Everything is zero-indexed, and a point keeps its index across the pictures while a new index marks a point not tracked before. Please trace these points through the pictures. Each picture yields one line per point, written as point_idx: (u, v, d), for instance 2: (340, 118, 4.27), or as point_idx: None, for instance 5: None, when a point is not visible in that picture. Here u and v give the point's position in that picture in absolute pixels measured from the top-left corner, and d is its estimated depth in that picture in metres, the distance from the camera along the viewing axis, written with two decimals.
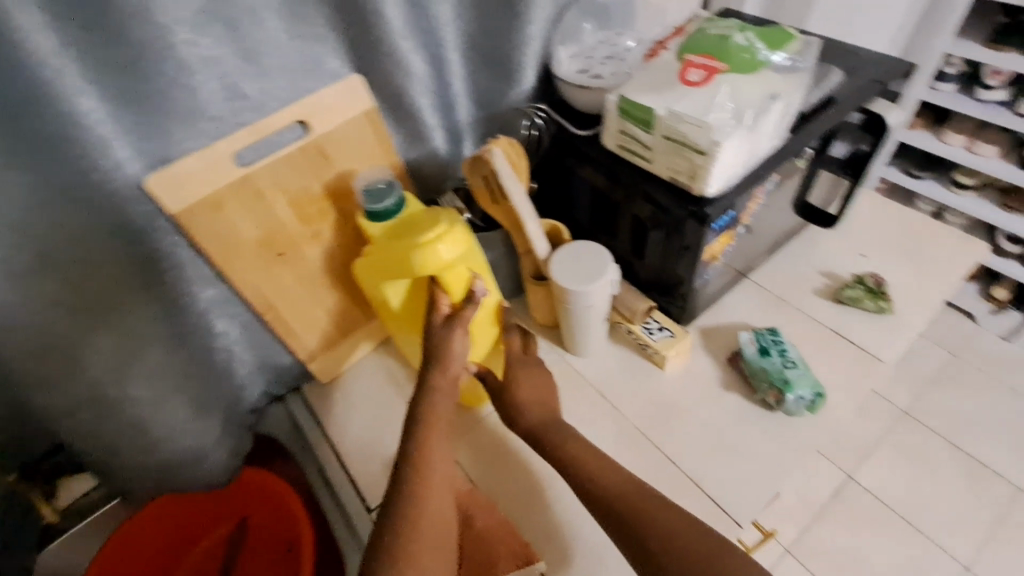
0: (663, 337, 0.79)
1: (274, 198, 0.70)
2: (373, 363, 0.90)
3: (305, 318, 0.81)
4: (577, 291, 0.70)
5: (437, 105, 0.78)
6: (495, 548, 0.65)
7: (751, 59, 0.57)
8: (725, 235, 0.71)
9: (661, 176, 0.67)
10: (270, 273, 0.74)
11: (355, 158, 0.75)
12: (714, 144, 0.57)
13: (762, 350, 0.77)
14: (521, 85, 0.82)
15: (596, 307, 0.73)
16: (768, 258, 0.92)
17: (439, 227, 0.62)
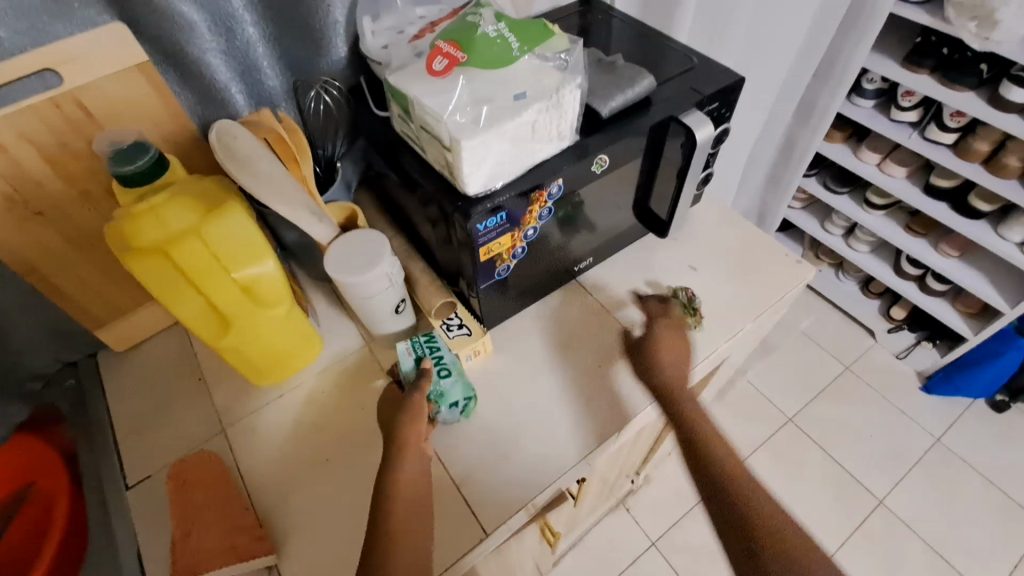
0: (460, 335, 0.78)
1: (21, 153, 0.64)
2: (175, 334, 0.86)
3: (82, 283, 0.76)
4: (347, 281, 0.66)
5: (230, 67, 0.73)
6: (219, 544, 0.64)
7: (494, 53, 0.55)
8: (510, 236, 0.67)
9: (436, 167, 0.64)
10: (28, 233, 0.69)
11: (128, 117, 0.69)
12: (455, 142, 0.54)
13: (419, 359, 0.71)
14: (328, 57, 0.78)
15: (378, 298, 0.71)
16: (601, 263, 0.90)
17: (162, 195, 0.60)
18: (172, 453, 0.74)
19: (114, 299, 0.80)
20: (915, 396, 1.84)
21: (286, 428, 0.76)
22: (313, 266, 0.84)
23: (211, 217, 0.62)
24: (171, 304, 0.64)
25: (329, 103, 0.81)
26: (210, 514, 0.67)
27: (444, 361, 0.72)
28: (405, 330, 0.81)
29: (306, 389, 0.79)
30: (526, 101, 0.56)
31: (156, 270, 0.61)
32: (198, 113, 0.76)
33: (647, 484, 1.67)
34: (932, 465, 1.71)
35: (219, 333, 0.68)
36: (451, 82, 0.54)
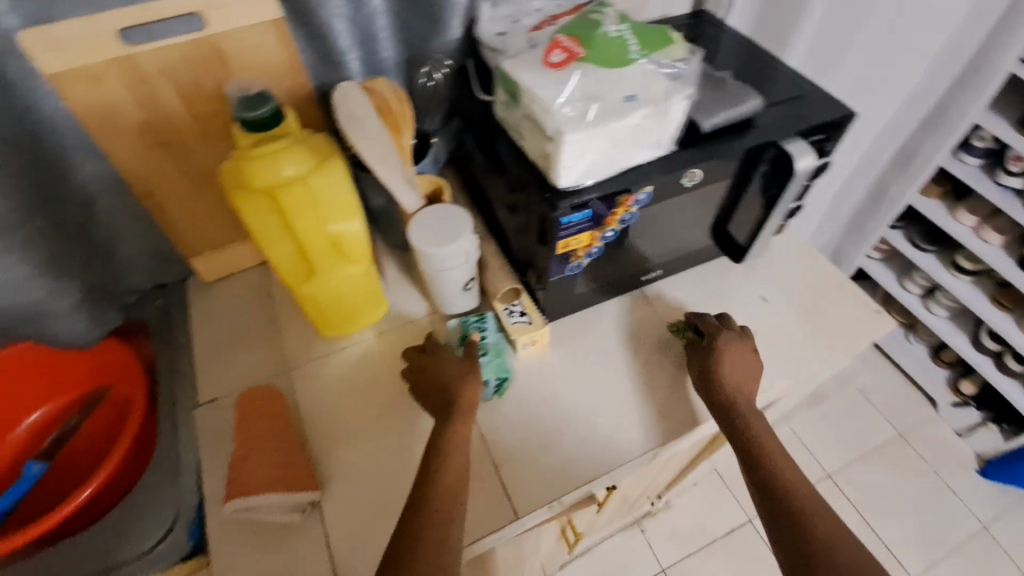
0: (518, 323, 0.79)
1: (160, 85, 0.71)
2: (256, 275, 0.92)
3: (188, 213, 0.83)
4: (428, 251, 0.69)
5: (353, 34, 0.77)
6: (265, 473, 0.67)
7: (613, 53, 0.57)
8: (589, 235, 0.68)
9: (531, 155, 0.65)
10: (152, 159, 0.76)
11: (255, 67, 0.75)
12: (558, 133, 0.55)
13: (464, 333, 0.78)
14: (442, 37, 0.82)
15: (451, 272, 0.73)
16: (668, 277, 0.90)
17: (280, 142, 0.65)
18: (239, 382, 0.80)
19: (210, 231, 0.86)
20: (971, 479, 1.72)
21: (345, 379, 0.79)
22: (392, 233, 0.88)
23: (318, 169, 0.66)
24: (267, 244, 0.69)
25: (438, 80, 0.84)
26: (261, 450, 0.69)
27: (486, 341, 0.77)
28: (466, 308, 0.83)
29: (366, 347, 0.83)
30: (636, 103, 0.57)
31: (260, 207, 0.66)
32: (315, 74, 0.80)
33: (666, 509, 1.64)
34: (977, 554, 1.60)
35: (303, 277, 0.72)
36: (565, 75, 0.56)
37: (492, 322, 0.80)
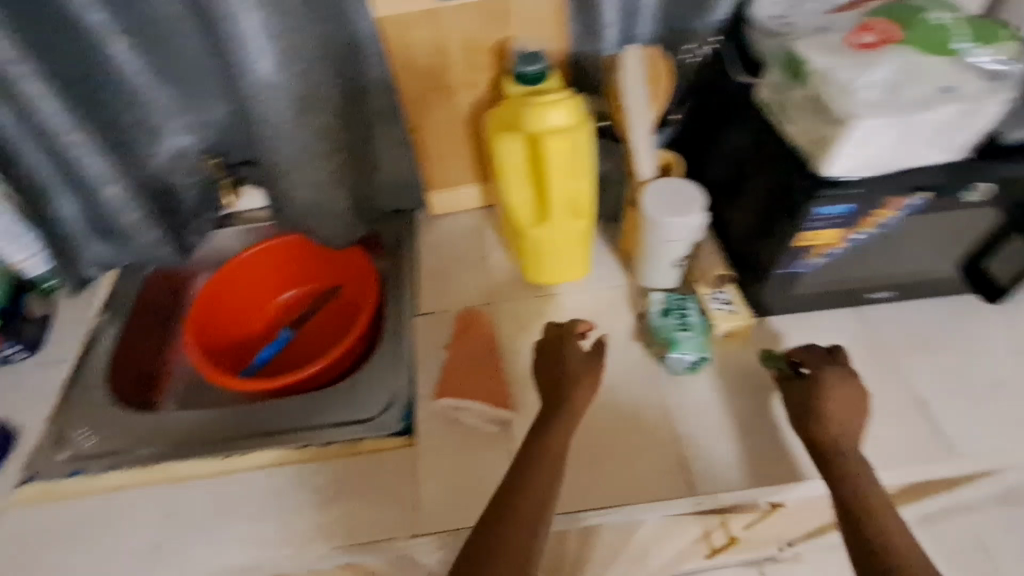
0: (721, 311, 0.77)
1: (452, 36, 0.81)
2: (474, 217, 1.02)
3: (438, 151, 0.95)
4: (658, 220, 0.72)
5: (623, 6, 0.82)
6: (473, 386, 0.76)
7: (934, 34, 0.56)
8: (837, 232, 0.65)
9: (794, 142, 0.64)
10: (427, 100, 0.88)
11: (530, 28, 0.82)
12: (851, 118, 0.54)
13: (665, 310, 0.78)
14: (708, 17, 0.82)
15: (674, 246, 0.75)
16: (895, 302, 0.81)
17: (557, 95, 0.71)
18: (452, 306, 0.89)
19: (451, 170, 0.97)
20: None
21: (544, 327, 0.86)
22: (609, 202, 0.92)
23: (580, 128, 0.72)
24: (512, 185, 0.77)
25: (703, 57, 0.85)
26: (457, 367, 0.79)
27: (687, 322, 0.77)
28: (665, 286, 0.83)
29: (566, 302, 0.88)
30: (952, 95, 0.54)
31: (515, 149, 0.73)
32: (577, 41, 0.86)
33: (795, 561, 1.50)
34: None
35: (533, 221, 0.80)
36: (875, 59, 0.55)
37: (693, 306, 0.79)
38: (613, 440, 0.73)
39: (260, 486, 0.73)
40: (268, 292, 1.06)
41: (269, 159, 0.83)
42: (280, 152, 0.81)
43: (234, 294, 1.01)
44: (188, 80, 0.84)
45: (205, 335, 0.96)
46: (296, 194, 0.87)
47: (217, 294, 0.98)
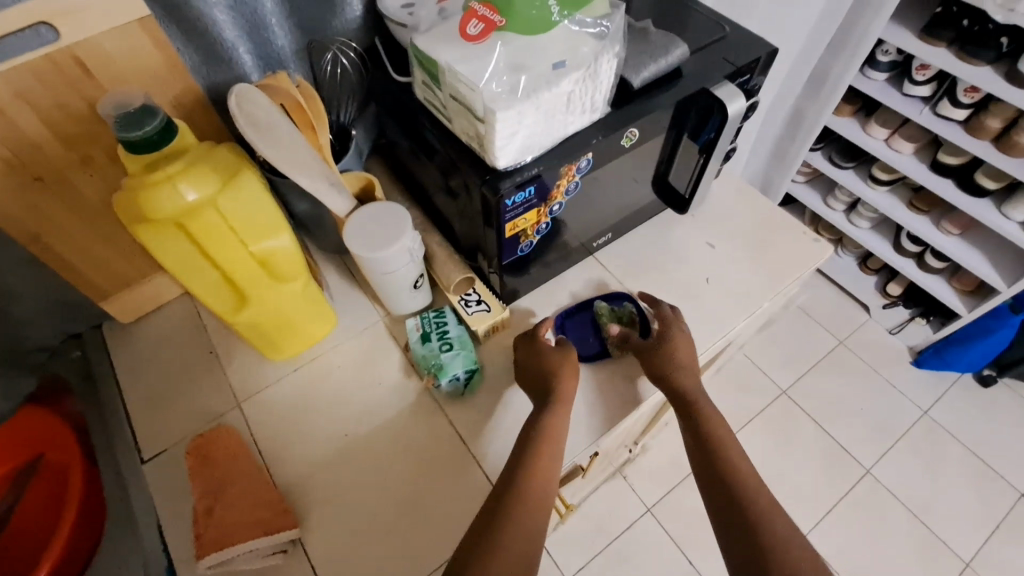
0: (479, 312, 0.68)
1: (15, 112, 0.53)
2: (174, 310, 0.75)
3: (72, 236, 0.63)
4: (367, 258, 0.58)
5: (239, 22, 0.61)
6: (241, 525, 0.56)
7: (537, 17, 0.47)
8: (536, 211, 0.60)
9: (461, 139, 0.55)
10: (23, 199, 0.58)
11: (127, 78, 0.57)
12: (488, 111, 0.46)
13: (423, 335, 0.67)
14: (347, 11, 0.67)
15: (400, 274, 0.62)
16: (620, 235, 0.80)
17: (176, 162, 0.50)
18: (183, 429, 0.66)
19: (112, 265, 0.68)
20: (901, 369, 1.60)
21: (311, 389, 0.69)
22: (325, 240, 0.74)
23: (231, 189, 0.52)
24: (186, 281, 0.55)
25: (345, 65, 0.71)
26: (235, 485, 0.59)
27: (449, 335, 0.67)
28: (417, 307, 0.71)
29: (383, 335, 0.73)
30: (567, 69, 0.48)
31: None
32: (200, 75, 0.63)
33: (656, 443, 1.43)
34: (916, 438, 1.49)
35: (232, 305, 0.59)
36: (488, 48, 0.46)
37: (452, 316, 0.69)
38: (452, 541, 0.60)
39: (375, 451, 0.65)
40: None
41: None
42: None
43: None
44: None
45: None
46: None
47: None
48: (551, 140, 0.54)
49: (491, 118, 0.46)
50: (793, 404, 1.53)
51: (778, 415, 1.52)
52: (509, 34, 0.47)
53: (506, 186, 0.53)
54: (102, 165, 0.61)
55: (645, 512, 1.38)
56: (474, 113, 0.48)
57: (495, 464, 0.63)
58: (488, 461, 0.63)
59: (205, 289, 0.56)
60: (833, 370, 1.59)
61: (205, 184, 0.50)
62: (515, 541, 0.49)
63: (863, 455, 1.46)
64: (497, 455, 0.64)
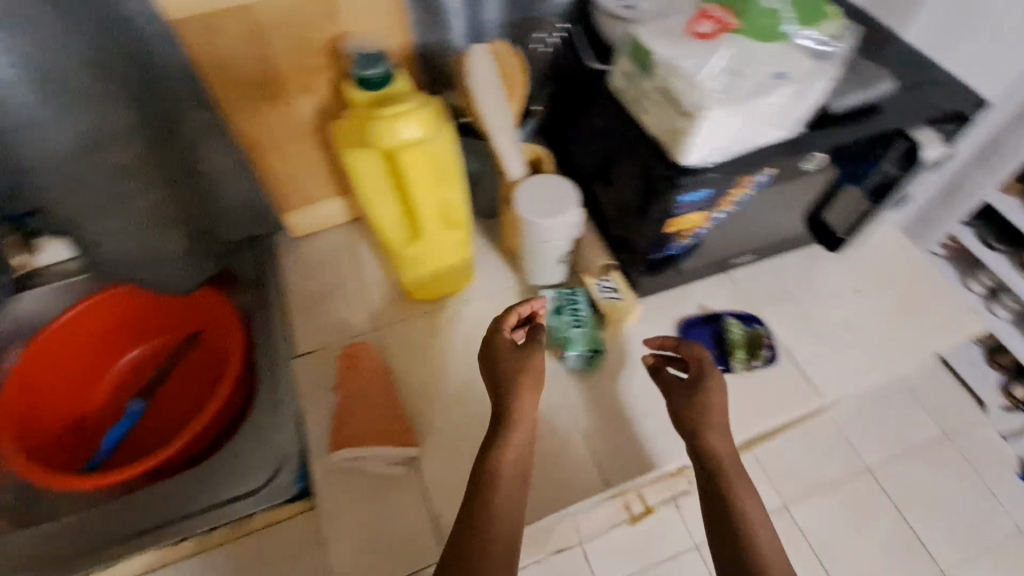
0: (612, 300, 0.71)
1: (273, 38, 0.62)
2: (335, 236, 0.83)
3: (279, 152, 0.73)
4: (532, 221, 0.62)
5: None
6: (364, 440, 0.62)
7: (767, 27, 0.51)
8: (701, 215, 0.61)
9: (650, 133, 0.57)
10: (254, 111, 0.68)
11: (362, 23, 0.65)
12: (698, 107, 0.48)
13: (556, 308, 0.71)
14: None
15: (553, 245, 0.66)
16: (761, 261, 0.79)
17: (406, 102, 0.55)
18: (327, 340, 0.73)
19: (300, 183, 0.77)
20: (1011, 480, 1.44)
21: (443, 334, 0.74)
22: (481, 202, 0.79)
23: (440, 137, 0.57)
24: (372, 206, 0.63)
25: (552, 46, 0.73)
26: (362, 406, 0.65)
27: (580, 314, 0.70)
28: (551, 282, 0.75)
29: (513, 301, 0.77)
30: (784, 81, 0.49)
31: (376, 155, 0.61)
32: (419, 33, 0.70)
33: None
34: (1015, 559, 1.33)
35: (405, 239, 0.65)
36: (714, 47, 0.49)
37: (584, 297, 0.72)
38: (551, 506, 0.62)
39: (489, 402, 0.68)
40: (140, 323, 0.82)
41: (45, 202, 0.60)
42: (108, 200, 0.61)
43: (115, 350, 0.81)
44: (224, 19, 0.59)
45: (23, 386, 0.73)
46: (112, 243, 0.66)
47: (78, 319, 0.76)
48: (740, 147, 0.55)
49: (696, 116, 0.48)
50: (879, 485, 1.32)
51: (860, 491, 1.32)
52: (741, 36, 0.50)
53: (686, 182, 0.55)
54: (320, 95, 0.69)
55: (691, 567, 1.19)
56: (678, 107, 0.50)
57: (600, 445, 0.66)
58: (595, 441, 0.66)
59: (386, 217, 0.64)
60: (923, 456, 1.39)
61: (425, 126, 0.55)
62: (496, 534, 0.52)
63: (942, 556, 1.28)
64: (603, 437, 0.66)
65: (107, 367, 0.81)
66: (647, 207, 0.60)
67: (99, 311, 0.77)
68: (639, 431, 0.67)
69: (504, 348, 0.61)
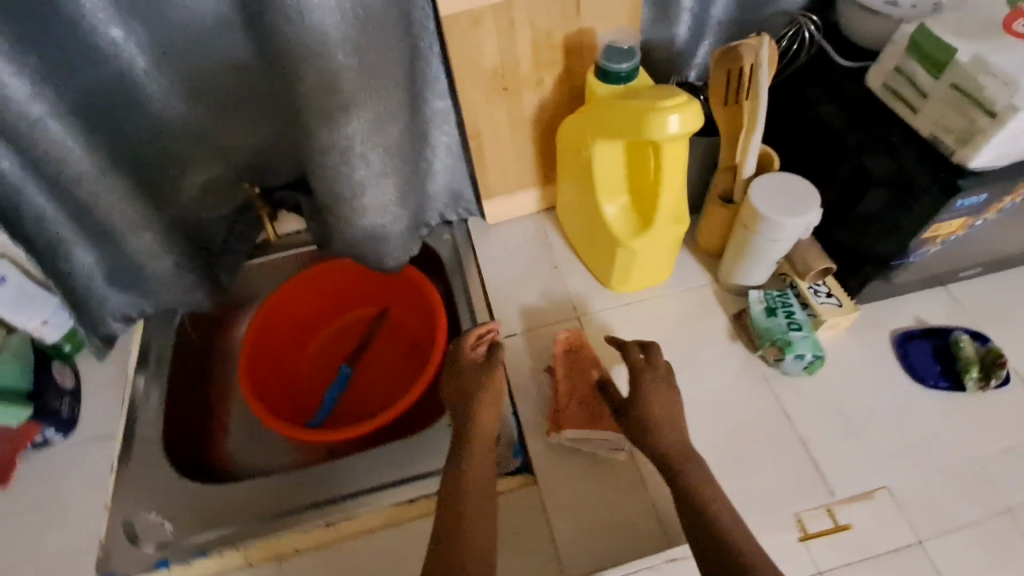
0: (828, 304, 0.69)
1: (522, 33, 0.66)
2: (527, 224, 0.86)
3: (498, 142, 0.76)
4: (773, 219, 0.62)
5: None
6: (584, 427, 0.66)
7: None
8: (962, 221, 0.59)
9: (922, 133, 0.56)
10: (488, 103, 0.71)
11: (602, 19, 0.67)
12: (1013, 108, 0.47)
13: (769, 309, 0.71)
14: None
15: (781, 246, 0.66)
16: (983, 274, 0.75)
17: (677, 96, 0.55)
18: (531, 324, 0.77)
19: (508, 173, 0.80)
20: None
21: (643, 326, 0.76)
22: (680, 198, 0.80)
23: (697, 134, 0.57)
24: (604, 198, 0.65)
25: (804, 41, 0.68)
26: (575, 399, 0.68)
27: (795, 316, 0.70)
28: (757, 283, 0.74)
29: (711, 299, 0.77)
30: None
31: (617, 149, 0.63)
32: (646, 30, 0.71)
33: None
34: None
35: (630, 233, 0.66)
36: None
37: (795, 300, 0.71)
38: (771, 506, 0.63)
39: (697, 398, 0.70)
40: (339, 297, 0.90)
41: (318, 178, 0.65)
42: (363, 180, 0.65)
43: (318, 319, 0.90)
44: (487, 15, 0.63)
45: (262, 343, 0.82)
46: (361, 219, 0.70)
47: (297, 288, 0.84)
48: None
49: (1009, 114, 0.47)
50: None
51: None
52: None
53: (965, 186, 0.53)
54: (547, 88, 0.72)
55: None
56: (981, 106, 0.49)
57: (820, 450, 0.66)
58: (813, 444, 0.66)
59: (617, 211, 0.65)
60: None
61: (689, 122, 0.55)
62: (477, 528, 0.55)
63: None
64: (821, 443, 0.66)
65: (311, 335, 0.90)
66: (904, 208, 0.59)
67: (312, 283, 0.85)
68: (858, 442, 0.66)
69: (467, 371, 0.68)
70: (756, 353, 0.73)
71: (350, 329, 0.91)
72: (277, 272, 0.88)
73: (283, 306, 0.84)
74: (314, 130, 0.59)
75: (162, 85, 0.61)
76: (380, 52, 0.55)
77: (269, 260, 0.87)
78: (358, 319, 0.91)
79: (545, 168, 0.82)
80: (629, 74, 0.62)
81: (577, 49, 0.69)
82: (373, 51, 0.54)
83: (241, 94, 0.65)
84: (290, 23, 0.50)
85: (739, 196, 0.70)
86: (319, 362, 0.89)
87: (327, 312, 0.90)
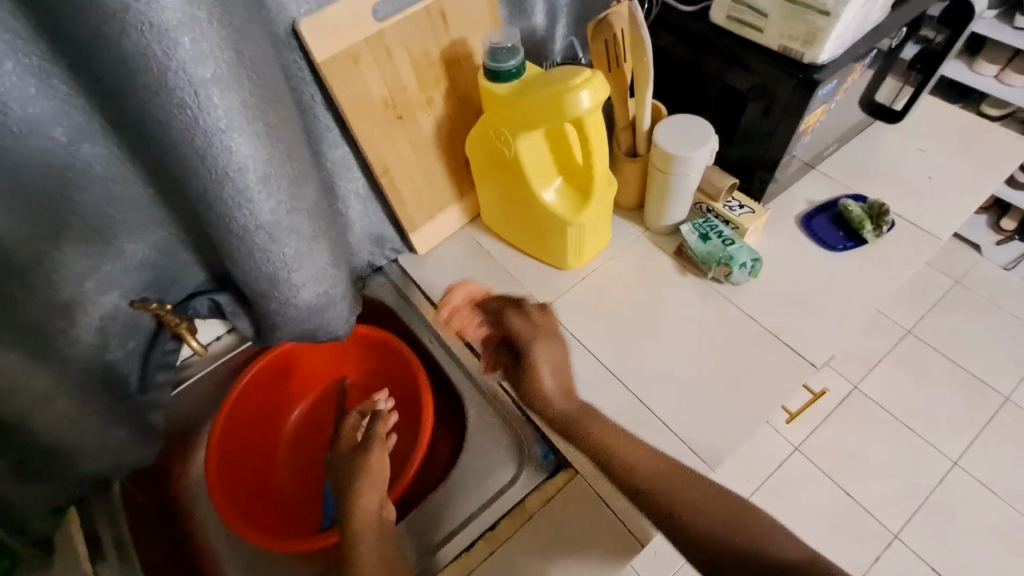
0: (745, 214, 0.78)
1: (402, 60, 0.65)
2: (457, 242, 0.86)
3: (407, 171, 0.75)
4: (685, 156, 0.68)
5: None
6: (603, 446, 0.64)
7: None
8: (822, 108, 0.71)
9: (771, 47, 0.66)
10: (388, 136, 0.70)
11: (469, 28, 0.70)
12: (842, 3, 0.57)
13: (702, 236, 0.77)
14: None
15: (695, 178, 0.72)
16: (836, 150, 0.90)
17: (583, 72, 0.59)
18: (504, 331, 0.77)
19: (425, 198, 0.79)
20: None
21: (604, 292, 0.79)
22: None
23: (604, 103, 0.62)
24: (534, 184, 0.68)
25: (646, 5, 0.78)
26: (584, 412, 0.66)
27: (724, 233, 0.77)
28: (683, 217, 0.80)
29: (649, 247, 0.83)
30: None
31: (533, 139, 0.65)
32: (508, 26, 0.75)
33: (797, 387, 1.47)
34: None
35: (570, 212, 0.70)
36: None
37: (717, 220, 0.78)
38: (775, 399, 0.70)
39: (677, 336, 0.75)
40: (290, 387, 0.82)
41: (244, 268, 0.58)
42: (293, 257, 0.59)
43: (275, 419, 0.81)
44: (363, 49, 0.62)
45: (225, 469, 0.72)
46: (302, 297, 0.64)
47: (244, 396, 0.75)
48: (855, 35, 0.65)
49: (840, 9, 0.58)
50: (922, 341, 1.35)
51: (908, 355, 1.34)
52: None
53: (820, 78, 0.64)
54: (438, 105, 0.72)
55: (793, 451, 1.24)
56: (815, 9, 0.60)
57: (788, 335, 0.74)
58: (782, 332, 0.74)
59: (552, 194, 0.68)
60: (955, 304, 1.41)
61: (599, 92, 0.59)
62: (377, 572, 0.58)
63: (999, 382, 1.30)
64: (786, 329, 0.75)
65: (274, 440, 0.81)
66: (778, 112, 0.69)
67: (258, 385, 0.77)
68: (811, 317, 0.76)
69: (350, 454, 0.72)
70: (705, 276, 0.79)
71: (314, 414, 0.83)
72: (212, 385, 0.79)
73: (237, 418, 0.75)
74: (228, 220, 0.52)
75: (23, 225, 0.51)
76: (278, 114, 0.51)
77: (198, 376, 0.77)
78: (319, 401, 0.84)
79: (457, 183, 0.82)
80: (518, 69, 0.64)
81: (454, 60, 0.70)
82: (271, 115, 0.49)
83: (121, 203, 0.56)
84: (169, 112, 0.43)
85: (642, 148, 0.76)
86: (297, 463, 0.80)
87: (283, 407, 0.82)
